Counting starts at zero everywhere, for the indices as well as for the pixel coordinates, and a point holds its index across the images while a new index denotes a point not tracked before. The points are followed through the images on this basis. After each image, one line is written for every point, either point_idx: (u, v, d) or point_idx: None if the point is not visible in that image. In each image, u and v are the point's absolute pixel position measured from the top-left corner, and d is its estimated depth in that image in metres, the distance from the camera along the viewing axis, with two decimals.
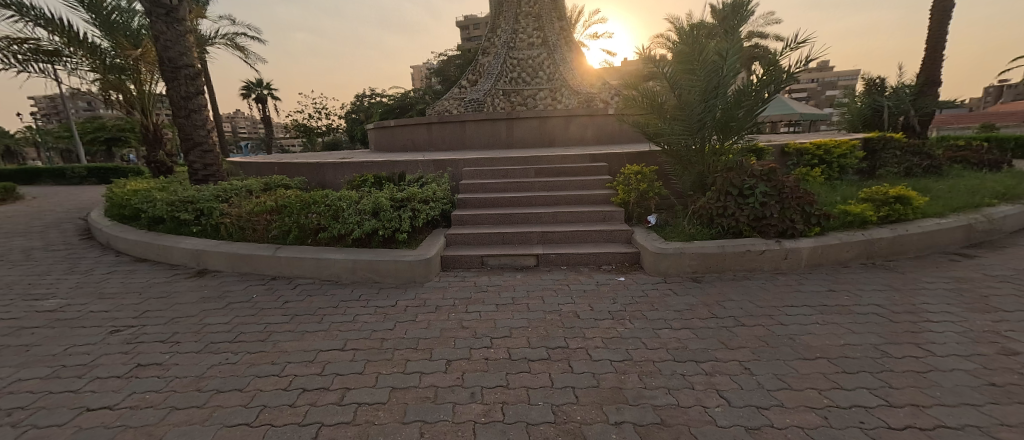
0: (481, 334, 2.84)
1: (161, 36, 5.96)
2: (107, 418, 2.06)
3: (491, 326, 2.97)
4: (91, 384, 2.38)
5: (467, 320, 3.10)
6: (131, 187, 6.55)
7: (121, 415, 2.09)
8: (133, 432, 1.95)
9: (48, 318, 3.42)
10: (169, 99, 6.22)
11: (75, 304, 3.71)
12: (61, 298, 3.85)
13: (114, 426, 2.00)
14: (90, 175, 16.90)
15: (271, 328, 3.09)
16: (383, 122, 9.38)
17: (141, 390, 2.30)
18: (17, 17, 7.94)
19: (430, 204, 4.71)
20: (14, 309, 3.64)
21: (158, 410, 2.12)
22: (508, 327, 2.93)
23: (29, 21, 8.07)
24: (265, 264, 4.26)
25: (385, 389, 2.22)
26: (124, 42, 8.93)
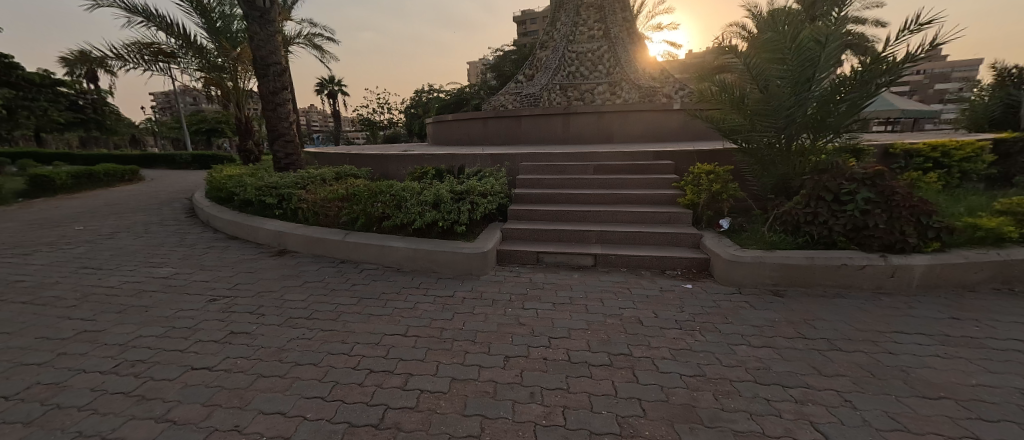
0: (539, 332, 2.81)
1: (255, 36, 6.56)
2: (207, 378, 2.31)
3: (548, 325, 2.91)
4: (193, 346, 2.68)
5: (524, 316, 3.08)
6: (226, 173, 7.34)
7: (219, 376, 2.33)
8: (230, 392, 2.18)
9: (163, 283, 3.94)
10: (260, 94, 6.86)
11: (183, 273, 4.23)
12: (173, 267, 4.41)
13: (214, 385, 2.24)
14: (195, 161, 19.30)
15: (341, 309, 3.28)
16: (441, 117, 9.56)
17: (232, 355, 2.56)
18: (146, 23, 9.21)
19: (487, 198, 4.72)
20: (137, 274, 4.24)
21: (248, 376, 2.33)
22: (565, 327, 2.86)
23: (154, 26, 9.31)
24: (336, 249, 4.56)
25: (446, 378, 2.26)
26: (226, 44, 10.07)
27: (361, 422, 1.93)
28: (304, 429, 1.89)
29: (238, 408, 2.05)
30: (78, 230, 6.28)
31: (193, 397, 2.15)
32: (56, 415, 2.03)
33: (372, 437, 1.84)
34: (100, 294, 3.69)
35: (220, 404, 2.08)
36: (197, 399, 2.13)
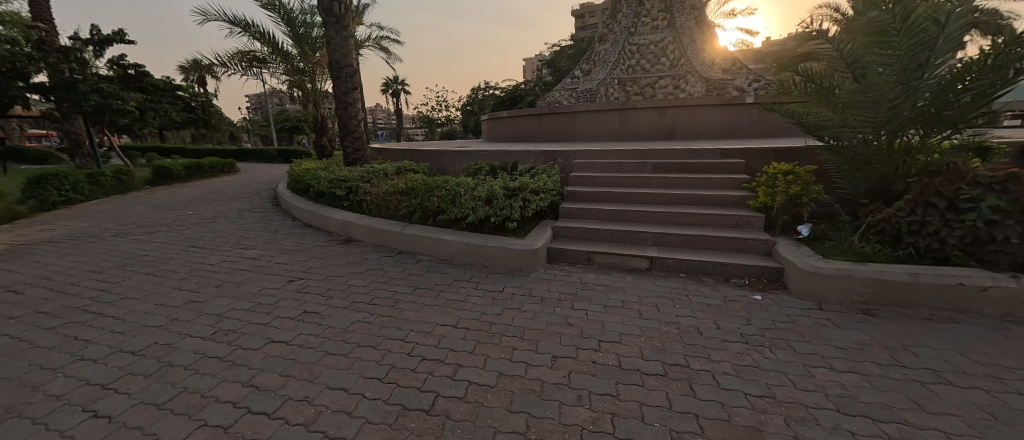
0: (589, 335, 2.77)
1: (331, 41, 6.99)
2: (284, 351, 2.72)
3: (599, 327, 2.86)
4: (272, 322, 3.12)
5: (574, 317, 3.03)
6: (302, 166, 7.97)
7: (293, 350, 2.72)
8: (301, 367, 2.53)
9: (250, 265, 4.38)
10: (334, 94, 7.33)
11: (266, 255, 4.68)
12: (259, 250, 4.90)
13: (289, 358, 2.63)
14: (278, 157, 21.27)
15: (399, 299, 3.45)
16: (496, 113, 9.60)
17: (303, 332, 2.95)
18: (243, 33, 10.23)
19: (540, 194, 4.63)
20: (231, 254, 4.76)
21: (315, 352, 2.69)
22: (616, 332, 2.78)
23: (249, 35, 10.32)
24: (395, 240, 4.74)
25: (493, 372, 2.40)
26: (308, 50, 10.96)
27: (413, 407, 2.13)
28: (363, 407, 2.14)
29: (309, 381, 2.39)
30: (187, 213, 7.20)
31: (271, 367, 2.55)
32: (170, 371, 2.53)
33: (423, 422, 2.02)
34: (202, 272, 4.21)
35: (294, 376, 2.44)
36: (274, 369, 2.52)
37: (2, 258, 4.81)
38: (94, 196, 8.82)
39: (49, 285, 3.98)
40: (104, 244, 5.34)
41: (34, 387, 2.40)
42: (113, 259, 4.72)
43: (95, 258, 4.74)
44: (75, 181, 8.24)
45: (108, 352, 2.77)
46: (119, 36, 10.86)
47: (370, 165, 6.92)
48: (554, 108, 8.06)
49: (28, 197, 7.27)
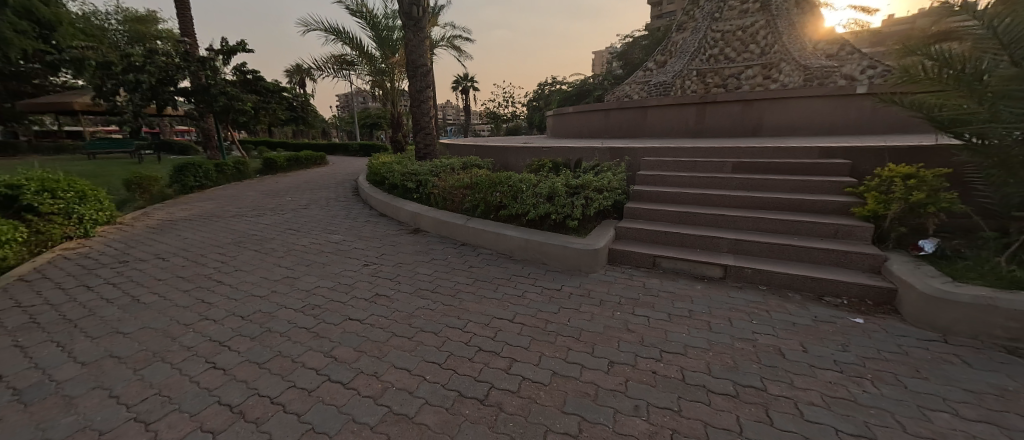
0: (650, 343, 2.58)
1: (409, 43, 7.34)
2: (357, 328, 2.92)
3: (662, 336, 2.64)
4: (351, 301, 3.37)
5: (635, 323, 2.83)
6: (379, 160, 8.52)
7: (365, 328, 2.92)
8: (372, 345, 2.71)
9: (331, 248, 4.78)
10: (408, 93, 7.69)
11: (345, 240, 5.07)
12: (340, 234, 5.34)
13: (363, 335, 2.82)
14: (360, 151, 23.10)
15: (459, 289, 3.51)
16: (561, 109, 9.41)
17: (375, 313, 3.15)
18: (337, 39, 11.27)
19: (603, 193, 4.41)
20: (316, 237, 5.24)
21: (383, 333, 2.85)
22: (680, 342, 2.56)
23: (342, 41, 11.31)
24: (458, 232, 4.85)
25: (547, 371, 2.34)
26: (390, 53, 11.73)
27: (468, 395, 2.18)
28: (423, 389, 2.24)
29: (377, 358, 2.55)
30: (286, 199, 8.08)
31: (347, 341, 2.76)
32: (268, 337, 2.85)
33: (476, 410, 2.06)
34: (293, 251, 4.68)
35: (365, 352, 2.62)
36: (350, 344, 2.72)
37: (154, 229, 5.83)
38: (220, 182, 10.20)
39: (183, 254, 4.70)
40: (220, 223, 6.19)
41: (173, 338, 2.86)
42: (229, 235, 5.45)
43: (215, 234, 5.52)
44: (206, 170, 9.60)
45: (226, 315, 3.18)
46: (243, 47, 12.33)
47: (439, 160, 7.16)
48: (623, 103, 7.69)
49: (173, 182, 8.66)
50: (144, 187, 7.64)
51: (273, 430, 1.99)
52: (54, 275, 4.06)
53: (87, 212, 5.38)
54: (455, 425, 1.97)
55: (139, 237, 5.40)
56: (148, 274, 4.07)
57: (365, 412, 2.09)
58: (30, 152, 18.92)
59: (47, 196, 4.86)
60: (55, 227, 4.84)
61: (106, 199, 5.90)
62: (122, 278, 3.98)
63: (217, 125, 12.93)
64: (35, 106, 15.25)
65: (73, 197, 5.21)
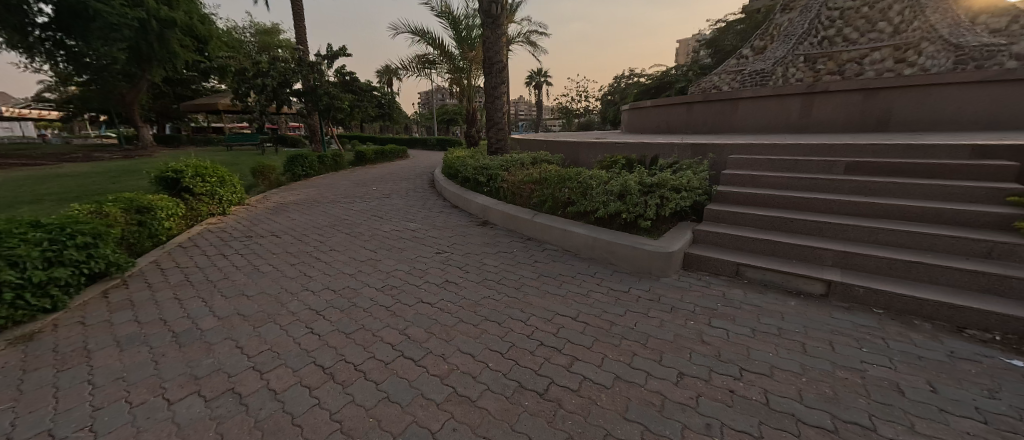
0: (728, 359, 2.31)
1: (487, 40, 7.47)
2: (428, 311, 3.04)
3: (742, 352, 2.35)
4: (424, 285, 3.51)
5: (710, 335, 2.55)
6: (454, 154, 8.83)
7: (435, 311, 3.03)
8: (441, 328, 2.78)
9: (407, 235, 5.06)
10: (484, 89, 7.84)
11: (420, 228, 5.34)
12: (416, 223, 5.64)
13: (434, 318, 2.92)
14: (438, 145, 24.28)
15: (524, 282, 3.48)
16: (637, 103, 8.92)
17: (445, 298, 3.25)
18: (421, 39, 11.91)
19: (681, 193, 4.06)
20: (395, 224, 5.59)
21: (451, 317, 2.93)
22: (764, 362, 2.25)
23: (425, 41, 11.93)
24: (525, 227, 4.84)
25: (610, 373, 2.21)
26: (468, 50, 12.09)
27: (529, 386, 2.14)
28: (486, 376, 2.25)
29: (444, 341, 2.62)
30: (373, 188, 8.77)
31: (418, 322, 2.88)
32: (354, 311, 3.08)
33: (536, 403, 2.02)
34: (374, 236, 5.04)
35: (434, 334, 2.71)
36: (422, 325, 2.83)
37: (270, 210, 6.73)
38: (322, 172, 11.45)
39: (290, 232, 5.31)
40: (317, 207, 6.91)
41: (283, 303, 3.24)
42: (327, 218, 6.04)
43: (312, 217, 6.18)
44: (311, 161, 10.76)
45: (322, 287, 3.52)
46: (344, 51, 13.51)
47: (510, 155, 7.20)
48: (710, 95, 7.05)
49: (286, 171, 9.93)
50: (264, 175, 8.87)
51: (354, 394, 2.15)
52: (202, 243, 4.83)
53: (224, 194, 6.32)
54: (515, 414, 1.95)
55: (259, 216, 6.26)
56: (262, 248, 4.67)
57: (432, 389, 2.16)
58: (186, 144, 23.06)
59: (199, 180, 5.80)
60: (203, 205, 5.76)
61: (240, 184, 6.89)
62: (247, 249, 4.62)
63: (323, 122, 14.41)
64: (191, 106, 18.40)
65: (216, 181, 6.16)
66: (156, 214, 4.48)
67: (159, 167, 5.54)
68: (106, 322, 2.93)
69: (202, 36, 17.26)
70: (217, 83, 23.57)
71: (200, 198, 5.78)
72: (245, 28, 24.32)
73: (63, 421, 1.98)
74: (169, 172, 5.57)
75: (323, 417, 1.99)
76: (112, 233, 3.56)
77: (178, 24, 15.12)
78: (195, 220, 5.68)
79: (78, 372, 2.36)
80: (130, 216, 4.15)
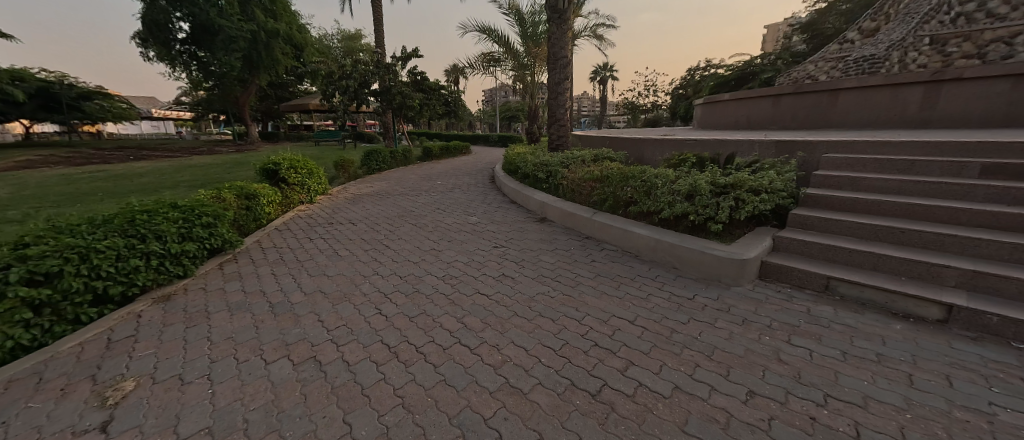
0: (810, 382, 2.06)
1: (552, 35, 7.42)
2: (485, 302, 3.10)
3: (826, 376, 2.10)
4: (479, 277, 3.60)
5: (789, 354, 2.30)
6: (516, 150, 8.91)
7: (491, 304, 3.08)
8: (496, 319, 2.83)
9: (467, 228, 5.21)
10: (548, 85, 7.80)
11: (479, 222, 5.47)
12: (476, 217, 5.79)
13: (488, 310, 2.98)
14: (500, 141, 24.70)
15: (580, 281, 3.42)
16: (715, 96, 8.26)
17: (501, 291, 3.30)
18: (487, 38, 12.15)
19: (761, 195, 3.69)
20: (456, 217, 5.79)
21: (506, 310, 2.96)
22: (856, 391, 1.98)
23: (491, 39, 12.14)
24: (583, 225, 4.74)
25: (669, 383, 2.08)
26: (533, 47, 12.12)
27: (581, 386, 2.10)
28: (538, 370, 2.24)
29: (499, 333, 2.65)
30: (438, 182, 9.18)
31: (475, 312, 2.96)
32: (416, 296, 3.24)
33: (588, 403, 1.97)
34: (437, 228, 5.27)
35: (490, 325, 2.75)
36: (478, 315, 2.90)
37: (348, 200, 7.33)
38: (393, 166, 12.22)
39: (364, 221, 5.74)
40: (387, 199, 7.39)
41: (357, 284, 3.51)
42: (395, 209, 6.43)
43: (383, 207, 6.62)
44: (384, 156, 11.52)
45: (389, 273, 3.76)
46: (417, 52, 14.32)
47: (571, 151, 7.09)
48: (804, 85, 6.32)
49: (363, 165, 10.76)
50: (344, 168, 9.70)
51: (416, 374, 2.27)
52: (293, 227, 5.39)
53: (312, 184, 7.00)
54: (566, 411, 1.92)
55: (338, 205, 6.84)
56: (339, 234, 5.10)
57: (486, 377, 2.21)
58: (281, 139, 25.93)
59: (293, 171, 6.47)
60: (295, 194, 6.42)
61: (324, 176, 7.58)
62: (329, 234, 5.08)
63: (395, 119, 15.38)
64: (286, 105, 20.72)
65: (306, 172, 6.83)
66: (260, 201, 5.08)
67: (263, 160, 6.27)
68: (222, 288, 3.40)
69: (300, 44, 19.31)
70: (309, 86, 26.20)
71: (293, 187, 6.45)
72: (333, 35, 26.70)
73: (189, 368, 2.34)
74: (270, 163, 6.28)
75: (387, 391, 2.13)
76: (228, 215, 4.09)
77: (280, 34, 17.37)
78: (289, 206, 6.36)
79: (202, 328, 2.78)
80: (240, 201, 4.75)
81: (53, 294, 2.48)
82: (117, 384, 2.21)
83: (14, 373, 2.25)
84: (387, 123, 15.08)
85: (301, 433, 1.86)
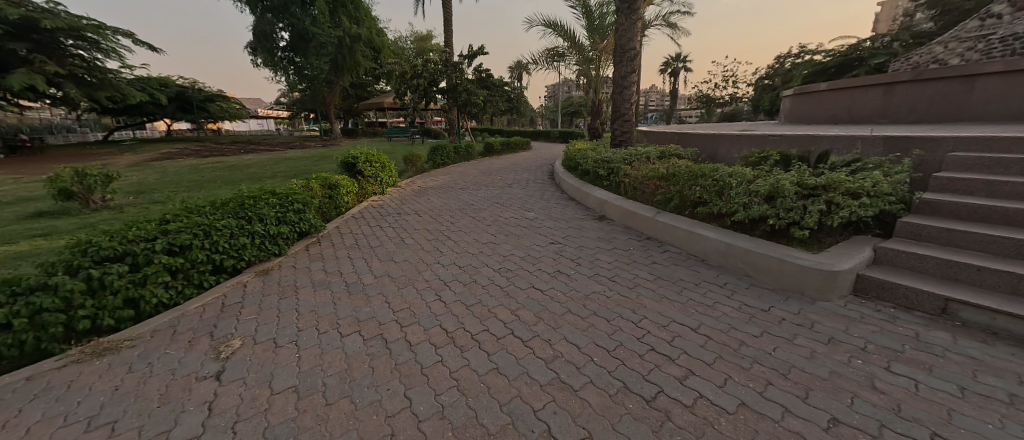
0: (913, 417, 1.85)
1: (620, 27, 7.24)
2: (539, 297, 3.19)
3: (928, 411, 1.88)
4: (535, 272, 3.69)
5: (886, 383, 2.08)
6: (576, 146, 8.85)
7: (546, 299, 3.15)
8: (550, 314, 2.90)
9: (525, 223, 5.33)
10: (613, 79, 7.62)
11: (537, 218, 5.56)
12: (534, 212, 5.88)
13: (543, 304, 3.06)
14: (561, 136, 24.59)
15: (638, 282, 3.38)
16: (808, 86, 7.22)
17: (555, 286, 3.36)
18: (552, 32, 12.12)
19: (862, 198, 3.26)
20: (515, 212, 5.93)
21: (561, 306, 3.02)
22: (975, 434, 1.75)
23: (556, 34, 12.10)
24: (645, 225, 4.63)
25: (733, 398, 2.01)
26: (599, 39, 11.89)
27: (634, 390, 2.10)
28: (590, 368, 2.28)
29: (553, 328, 2.72)
30: (497, 177, 9.41)
31: (529, 305, 3.06)
32: (474, 286, 3.43)
33: (641, 408, 1.98)
34: (497, 222, 5.45)
35: (543, 319, 2.83)
36: (532, 309, 3.00)
37: (415, 192, 7.81)
38: (456, 161, 12.74)
39: (429, 212, 6.10)
40: (451, 192, 7.76)
41: (420, 271, 3.78)
42: (456, 202, 6.75)
43: (446, 200, 6.96)
44: (448, 151, 12.05)
45: (450, 262, 4.00)
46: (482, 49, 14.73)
47: (635, 147, 6.89)
48: (925, 71, 5.27)
49: (429, 159, 11.36)
50: (411, 162, 10.33)
51: (471, 360, 2.41)
52: (366, 215, 5.90)
53: (383, 177, 7.58)
54: (617, 414, 1.94)
55: (406, 197, 7.33)
56: (407, 224, 5.48)
57: (538, 370, 2.29)
58: (357, 135, 28.11)
59: (368, 164, 7.04)
60: (369, 185, 6.99)
61: (394, 169, 8.15)
62: (398, 224, 5.48)
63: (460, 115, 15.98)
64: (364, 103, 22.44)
65: (379, 166, 7.41)
66: (341, 191, 5.65)
67: (343, 153, 6.91)
68: (307, 267, 3.86)
69: (377, 46, 20.75)
70: (384, 85, 28.09)
71: (367, 179, 7.03)
72: (406, 37, 28.31)
73: (281, 334, 2.72)
74: (349, 157, 6.90)
75: (444, 373, 2.30)
76: (314, 202, 4.62)
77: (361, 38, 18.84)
78: (364, 197, 6.94)
79: (291, 299, 3.20)
80: (323, 190, 5.31)
81: (184, 262, 3.00)
82: (228, 341, 2.64)
83: (156, 324, 2.77)
84: (453, 119, 15.72)
85: (368, 401, 2.09)
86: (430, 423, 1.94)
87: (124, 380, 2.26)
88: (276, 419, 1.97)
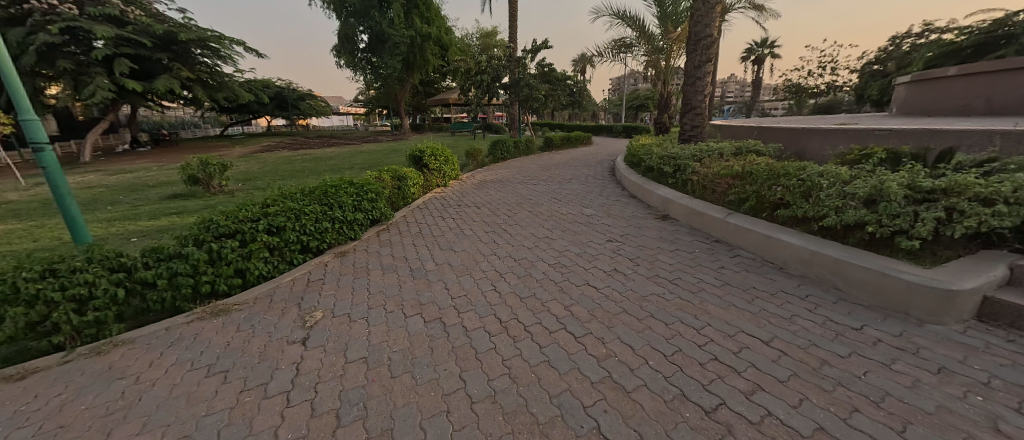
0: None
1: (695, 12, 6.85)
2: (594, 294, 3.21)
3: None
4: (590, 269, 3.70)
5: (1014, 426, 1.79)
6: (640, 142, 8.57)
7: (602, 297, 3.17)
8: (604, 313, 2.92)
9: (583, 219, 5.32)
10: (685, 69, 7.24)
11: (595, 215, 5.52)
12: (592, 209, 5.84)
13: (597, 302, 3.08)
14: (624, 132, 23.80)
15: (702, 287, 3.25)
16: (929, 72, 6.18)
17: (611, 285, 3.35)
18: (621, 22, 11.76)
19: (997, 205, 2.77)
20: (574, 208, 5.93)
21: (617, 306, 3.01)
22: None
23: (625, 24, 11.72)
24: (714, 227, 4.40)
25: (809, 421, 1.89)
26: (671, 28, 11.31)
27: (693, 399, 2.06)
28: (644, 371, 2.28)
29: (610, 328, 2.73)
30: (556, 172, 9.42)
31: (584, 302, 3.09)
32: (528, 278, 3.54)
33: (699, 418, 1.94)
34: (556, 217, 5.49)
35: (597, 317, 2.86)
36: (585, 305, 3.03)
37: (476, 185, 8.10)
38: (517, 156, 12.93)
39: (488, 205, 6.31)
40: (511, 186, 7.93)
41: (478, 262, 3.97)
42: (515, 196, 6.90)
43: (507, 194, 7.13)
44: (509, 145, 12.27)
45: (506, 254, 4.14)
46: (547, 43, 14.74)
47: (706, 143, 6.51)
48: None
49: (490, 153, 11.67)
50: (473, 155, 10.69)
51: (522, 350, 2.52)
52: (431, 206, 6.27)
53: (447, 170, 7.96)
54: (672, 421, 1.93)
55: (467, 190, 7.64)
56: (469, 215, 5.72)
57: (589, 367, 2.33)
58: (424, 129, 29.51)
59: (434, 158, 7.45)
60: (433, 178, 7.40)
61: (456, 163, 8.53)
62: (460, 215, 5.74)
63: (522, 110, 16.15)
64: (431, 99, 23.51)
65: (443, 160, 7.80)
66: (409, 182, 6.05)
67: (412, 148, 7.37)
68: (377, 251, 4.23)
69: (446, 44, 21.59)
70: (450, 81, 29.18)
71: (432, 172, 7.44)
72: (473, 33, 29.07)
73: (354, 310, 3.05)
74: (417, 151, 7.35)
75: (497, 360, 2.43)
76: (385, 193, 5.03)
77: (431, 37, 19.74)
78: (429, 188, 7.36)
79: (364, 280, 3.55)
80: (393, 182, 5.75)
81: (280, 241, 3.46)
82: (311, 312, 3.01)
83: (257, 293, 3.24)
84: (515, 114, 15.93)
85: (427, 378, 2.29)
86: (482, 405, 2.08)
87: (234, 337, 2.69)
88: (349, 385, 2.24)
